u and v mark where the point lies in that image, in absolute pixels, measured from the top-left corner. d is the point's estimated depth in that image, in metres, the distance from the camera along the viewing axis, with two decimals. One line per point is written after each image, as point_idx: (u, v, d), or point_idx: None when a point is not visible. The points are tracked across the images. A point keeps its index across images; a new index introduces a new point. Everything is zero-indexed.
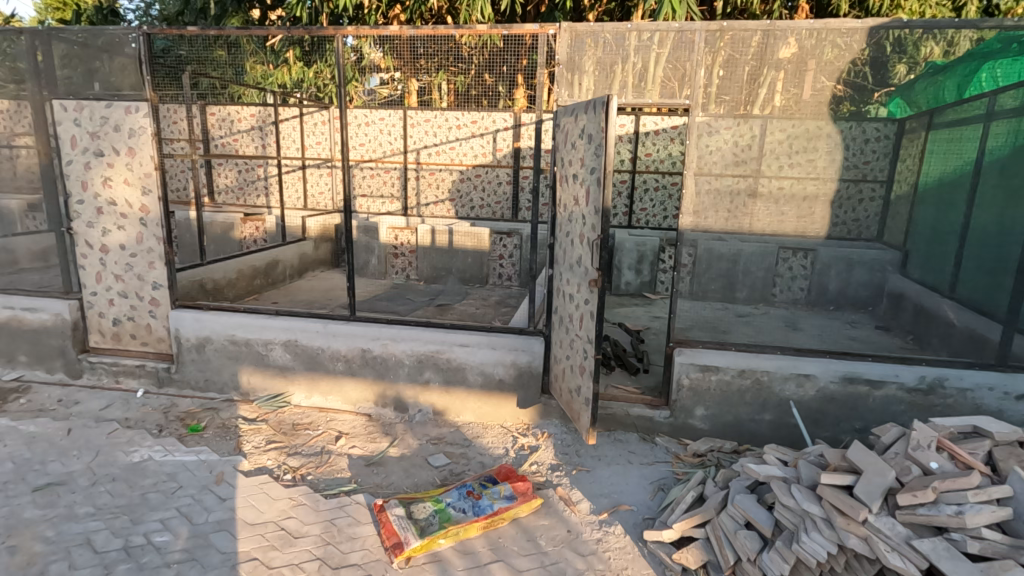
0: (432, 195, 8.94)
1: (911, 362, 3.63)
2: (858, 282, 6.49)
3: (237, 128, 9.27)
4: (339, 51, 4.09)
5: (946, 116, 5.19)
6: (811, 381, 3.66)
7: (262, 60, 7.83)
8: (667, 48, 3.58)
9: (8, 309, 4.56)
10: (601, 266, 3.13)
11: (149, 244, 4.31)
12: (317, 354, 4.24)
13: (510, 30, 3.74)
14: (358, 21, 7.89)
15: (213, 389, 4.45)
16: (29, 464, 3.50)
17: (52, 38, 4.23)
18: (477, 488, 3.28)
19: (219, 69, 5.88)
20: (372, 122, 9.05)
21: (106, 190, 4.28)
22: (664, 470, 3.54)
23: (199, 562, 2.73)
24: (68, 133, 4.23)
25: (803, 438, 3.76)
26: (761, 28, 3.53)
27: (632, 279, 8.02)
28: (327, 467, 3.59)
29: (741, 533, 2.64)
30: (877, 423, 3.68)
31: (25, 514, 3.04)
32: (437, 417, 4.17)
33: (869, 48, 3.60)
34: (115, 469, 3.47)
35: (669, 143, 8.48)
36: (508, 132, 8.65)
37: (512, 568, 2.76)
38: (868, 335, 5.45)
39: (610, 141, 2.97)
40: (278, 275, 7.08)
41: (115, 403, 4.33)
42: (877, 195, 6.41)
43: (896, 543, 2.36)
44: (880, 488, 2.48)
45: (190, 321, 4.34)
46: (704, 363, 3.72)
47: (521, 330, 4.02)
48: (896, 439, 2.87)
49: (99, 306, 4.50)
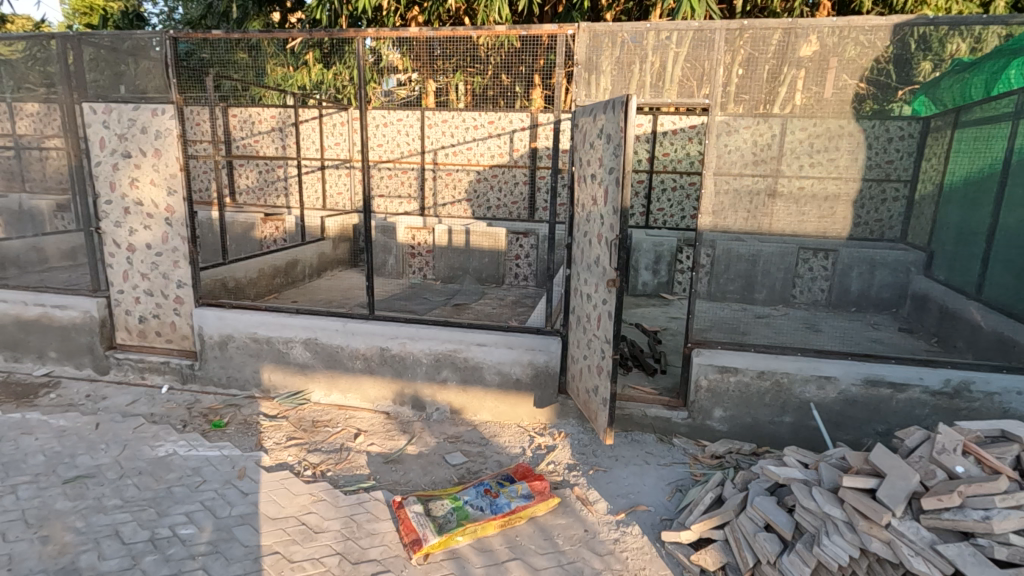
0: (449, 195, 9.00)
1: (936, 365, 3.57)
2: (881, 283, 6.35)
3: (258, 129, 9.44)
4: (359, 52, 4.12)
5: (973, 113, 5.06)
6: (832, 383, 3.62)
7: (283, 62, 7.97)
8: (686, 47, 3.56)
9: (38, 306, 4.70)
10: (619, 266, 3.13)
11: (174, 244, 4.41)
12: (337, 352, 4.29)
13: (528, 30, 3.73)
14: (376, 23, 7.95)
15: (235, 386, 4.53)
16: (59, 457, 3.60)
17: (83, 43, 4.29)
18: (494, 487, 3.29)
19: (240, 71, 5.97)
20: (390, 123, 9.02)
21: (133, 191, 4.39)
22: (682, 471, 3.52)
23: (223, 555, 2.79)
24: (98, 135, 4.35)
25: (823, 441, 3.71)
26: (782, 26, 3.47)
27: (649, 279, 7.98)
28: (346, 464, 3.64)
29: (761, 535, 2.62)
30: (901, 426, 3.62)
31: (56, 505, 3.13)
32: (454, 416, 4.20)
33: (893, 46, 3.52)
34: (141, 463, 3.56)
35: (687, 142, 8.42)
36: (525, 132, 8.59)
37: (529, 567, 2.77)
38: (890, 337, 5.36)
39: (629, 140, 2.97)
40: (298, 275, 7.17)
41: (141, 399, 4.43)
42: (900, 195, 6.31)
43: (920, 547, 2.32)
44: (904, 492, 2.45)
45: (213, 319, 4.43)
46: (722, 365, 3.70)
47: (538, 330, 4.03)
48: (920, 442, 2.82)
49: (126, 305, 4.61)
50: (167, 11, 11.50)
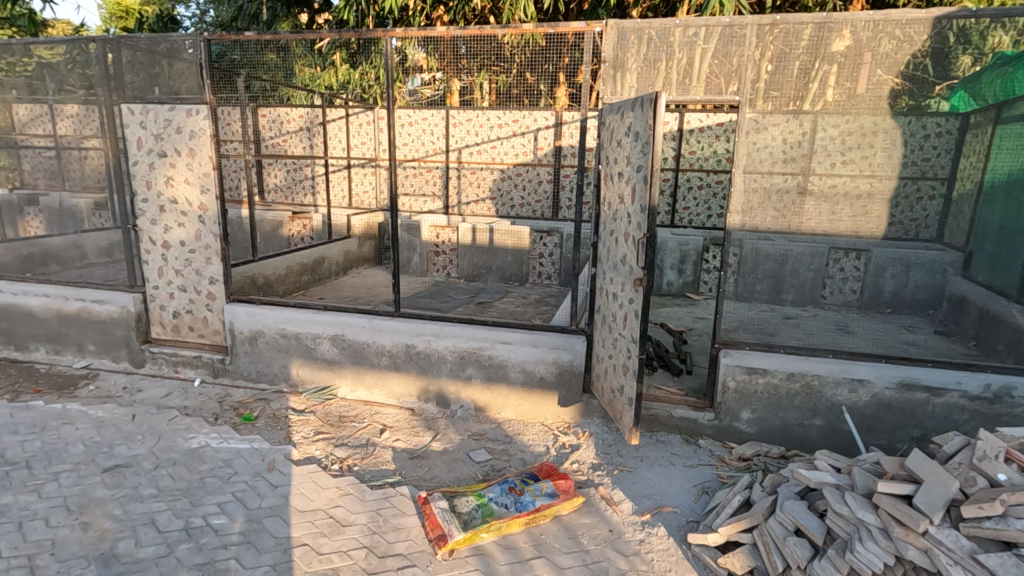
0: (473, 193, 9.05)
1: (975, 369, 3.46)
2: (916, 284, 6.27)
3: (287, 129, 9.64)
4: (388, 51, 4.15)
5: (1018, 108, 4.87)
6: (865, 386, 3.53)
7: (311, 62, 8.11)
8: (714, 43, 3.52)
9: (79, 301, 4.87)
10: (646, 265, 3.11)
11: (206, 241, 4.51)
12: (363, 348, 4.35)
13: (556, 28, 3.71)
14: (402, 23, 7.99)
15: (264, 380, 4.62)
16: (99, 447, 3.72)
17: (121, 45, 4.39)
18: (519, 484, 3.30)
19: (270, 71, 6.08)
20: (415, 122, 9.17)
21: (168, 190, 4.51)
22: (709, 473, 3.48)
23: (254, 545, 2.85)
24: (135, 135, 4.48)
25: (856, 446, 3.62)
26: (815, 21, 3.42)
27: (674, 279, 7.89)
28: (372, 459, 3.69)
29: (790, 539, 2.58)
30: (937, 432, 3.52)
31: (96, 493, 3.24)
32: (479, 413, 4.22)
33: (932, 39, 3.40)
34: (176, 454, 3.66)
35: (714, 140, 8.32)
36: (550, 131, 8.60)
37: (553, 565, 2.77)
38: (925, 340, 5.21)
39: (657, 137, 2.94)
40: (325, 272, 7.27)
41: (175, 392, 4.56)
42: (937, 193, 6.05)
43: (959, 556, 2.24)
44: (942, 499, 2.38)
45: (243, 315, 4.53)
46: (751, 366, 3.64)
47: (562, 330, 4.02)
48: (958, 448, 2.74)
49: (161, 300, 4.74)
50: (199, 14, 11.90)
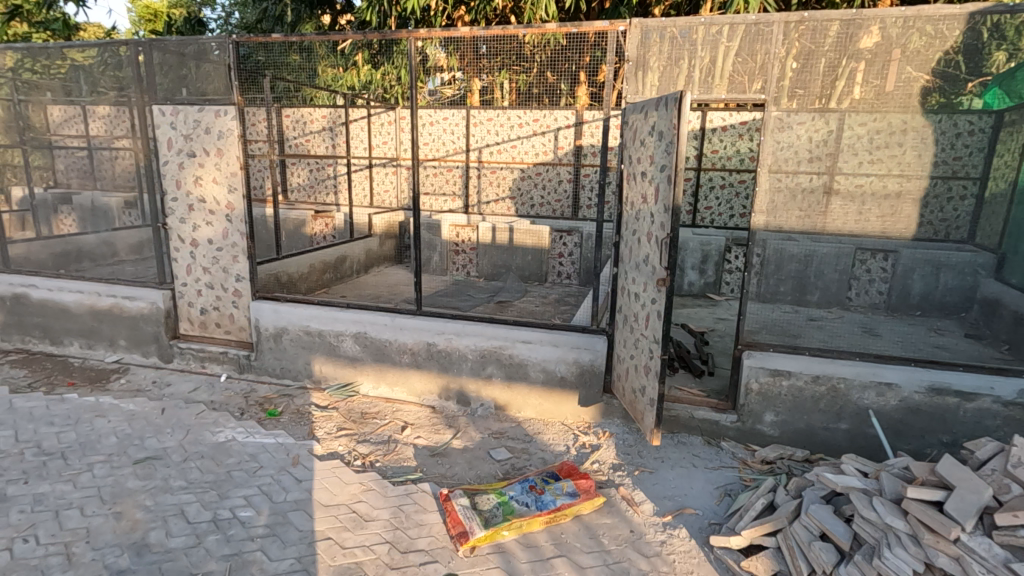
0: (494, 193, 9.03)
1: (1009, 374, 3.36)
2: (947, 287, 5.95)
3: (310, 129, 9.77)
4: (411, 52, 4.17)
5: None
6: (893, 390, 3.47)
7: (334, 63, 8.20)
8: (739, 40, 3.45)
9: (110, 297, 5.00)
10: (669, 265, 3.09)
11: (233, 240, 4.61)
12: (385, 346, 4.40)
13: (579, 27, 3.67)
14: (424, 23, 8.03)
15: (289, 376, 4.70)
16: (130, 439, 3.83)
17: (152, 47, 4.48)
18: (539, 484, 3.30)
19: (294, 72, 6.15)
20: (436, 122, 9.19)
21: (197, 189, 4.61)
22: (731, 475, 3.45)
23: (279, 538, 2.91)
24: (166, 136, 4.59)
25: (883, 450, 3.56)
26: (844, 18, 3.33)
27: (696, 279, 7.82)
28: (394, 455, 3.73)
29: (816, 544, 2.54)
30: (969, 438, 3.44)
31: (128, 484, 3.33)
32: (499, 412, 4.23)
33: (966, 34, 3.29)
34: (203, 447, 3.75)
35: (737, 138, 8.23)
36: (570, 130, 8.58)
37: (574, 565, 2.78)
38: (956, 343, 5.08)
39: (682, 136, 2.92)
40: (347, 270, 7.37)
41: (202, 387, 4.67)
42: (969, 193, 5.89)
43: (992, 565, 2.19)
44: (974, 506, 2.33)
45: (268, 312, 4.61)
46: (775, 367, 3.59)
47: (583, 329, 4.02)
48: (991, 454, 2.68)
49: (189, 297, 4.85)
50: (224, 17, 12.24)
